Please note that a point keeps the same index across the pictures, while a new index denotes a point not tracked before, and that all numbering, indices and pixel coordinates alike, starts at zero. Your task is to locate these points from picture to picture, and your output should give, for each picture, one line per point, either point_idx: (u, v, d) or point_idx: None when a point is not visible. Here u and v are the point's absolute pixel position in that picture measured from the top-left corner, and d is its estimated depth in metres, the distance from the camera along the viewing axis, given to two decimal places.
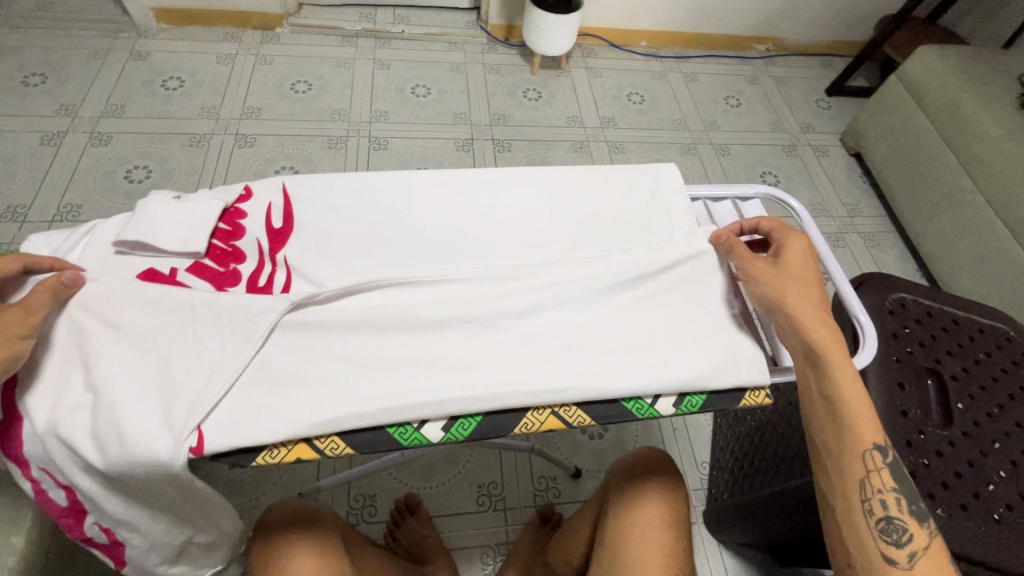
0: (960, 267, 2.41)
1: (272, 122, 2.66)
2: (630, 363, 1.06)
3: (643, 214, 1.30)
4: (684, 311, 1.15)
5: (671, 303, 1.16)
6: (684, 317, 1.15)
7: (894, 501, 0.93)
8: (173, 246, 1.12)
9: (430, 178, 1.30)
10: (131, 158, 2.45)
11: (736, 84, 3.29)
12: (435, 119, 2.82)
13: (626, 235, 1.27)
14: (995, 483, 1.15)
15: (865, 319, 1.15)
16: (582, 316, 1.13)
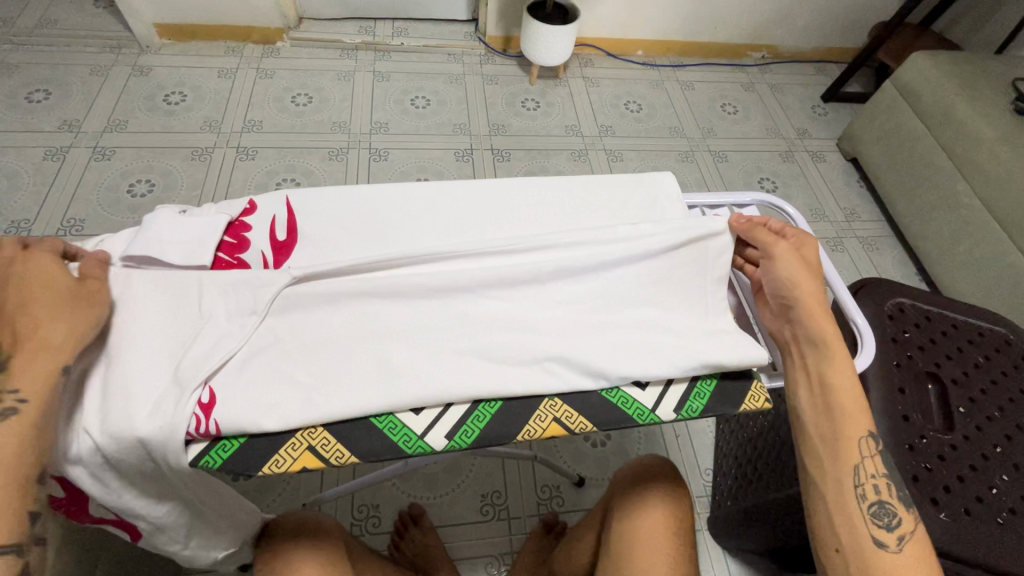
0: (970, 272, 1.35)
1: (263, 136, 1.61)
2: (367, 401, 0.51)
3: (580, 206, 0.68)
4: (562, 317, 0.58)
5: (552, 312, 0.58)
6: (573, 321, 0.58)
7: (671, 541, 0.72)
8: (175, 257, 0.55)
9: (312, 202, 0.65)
10: (29, 82, 1.62)
11: (804, 75, 2.07)
12: (434, 131, 1.70)
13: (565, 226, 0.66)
14: (1011, 509, 0.66)
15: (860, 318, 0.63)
16: (311, 348, 0.54)
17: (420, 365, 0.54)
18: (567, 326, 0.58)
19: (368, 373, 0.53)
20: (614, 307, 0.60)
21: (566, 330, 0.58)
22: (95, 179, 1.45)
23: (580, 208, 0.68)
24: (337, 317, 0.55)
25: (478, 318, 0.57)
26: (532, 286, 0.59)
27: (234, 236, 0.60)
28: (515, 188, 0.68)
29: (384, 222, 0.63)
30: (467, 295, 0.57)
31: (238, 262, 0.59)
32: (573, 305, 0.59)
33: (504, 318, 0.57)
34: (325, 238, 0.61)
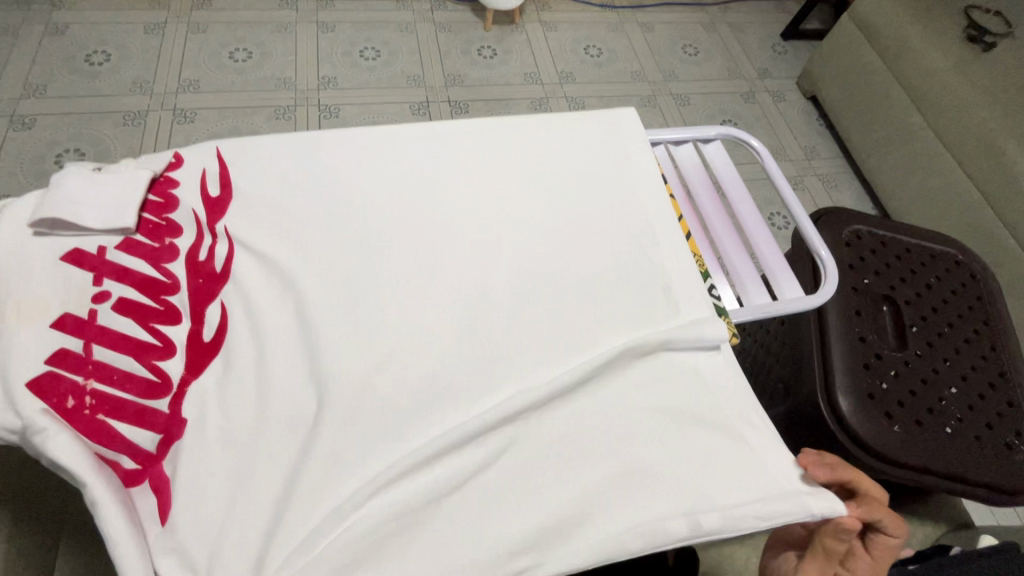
0: (922, 203, 1.37)
1: (201, 97, 1.50)
2: None
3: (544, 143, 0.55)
4: (537, 271, 0.48)
5: (523, 272, 0.47)
6: (554, 278, 0.48)
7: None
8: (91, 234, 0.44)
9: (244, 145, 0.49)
10: None
11: (763, 14, 2.04)
12: (387, 84, 1.61)
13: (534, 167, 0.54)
14: (958, 418, 0.69)
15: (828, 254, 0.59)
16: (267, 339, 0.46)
17: (362, 363, 0.41)
18: (549, 287, 0.47)
19: (287, 376, 0.41)
20: (609, 254, 0.50)
21: (546, 293, 0.47)
22: (17, 150, 1.33)
23: (573, 146, 0.56)
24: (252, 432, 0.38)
25: (434, 285, 0.46)
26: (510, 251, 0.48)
27: (159, 192, 0.47)
28: (488, 122, 0.56)
29: (328, 165, 0.50)
30: (421, 256, 0.47)
31: (168, 225, 0.46)
32: (558, 256, 0.49)
33: (472, 284, 0.46)
34: (258, 190, 0.48)
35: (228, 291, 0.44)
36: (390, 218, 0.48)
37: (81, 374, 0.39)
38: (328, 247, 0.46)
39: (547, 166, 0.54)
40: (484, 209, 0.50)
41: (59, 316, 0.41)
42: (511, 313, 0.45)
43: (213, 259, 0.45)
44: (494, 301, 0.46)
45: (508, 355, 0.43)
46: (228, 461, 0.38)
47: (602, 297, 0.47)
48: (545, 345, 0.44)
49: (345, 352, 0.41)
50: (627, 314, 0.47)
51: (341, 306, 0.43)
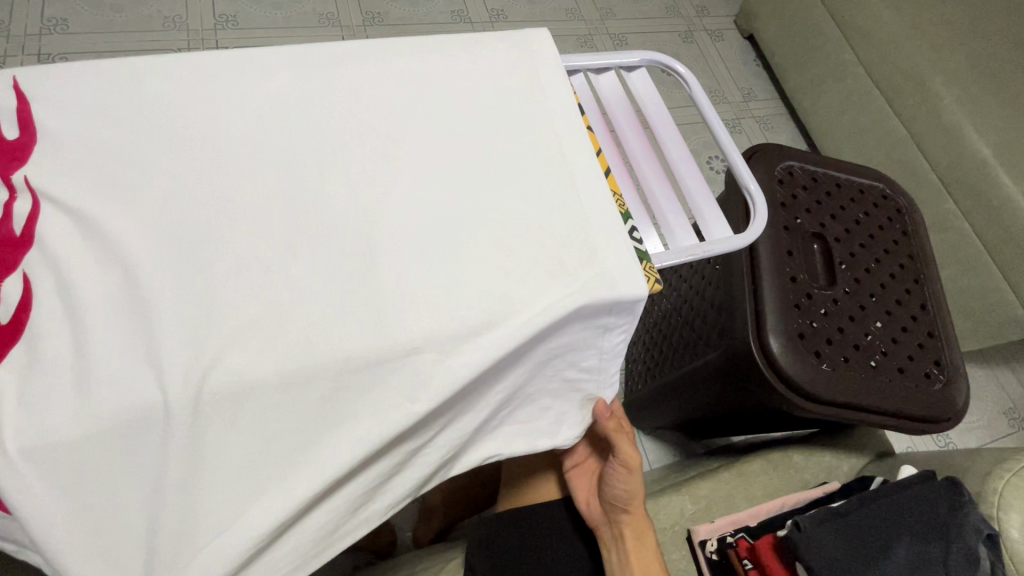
0: (850, 141, 1.37)
1: (69, 37, 1.27)
2: None
3: (441, 80, 0.47)
4: (432, 221, 0.41)
5: (415, 226, 0.40)
6: (451, 228, 0.41)
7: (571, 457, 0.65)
8: None
9: (48, 87, 0.39)
10: None
11: None
12: (298, 23, 1.43)
13: (427, 106, 0.45)
14: (883, 352, 0.70)
15: (756, 190, 0.54)
16: None
17: (202, 345, 0.34)
18: (446, 238, 0.40)
19: (115, 360, 0.33)
20: (518, 197, 0.43)
21: (444, 247, 0.40)
22: None
23: (474, 76, 0.48)
24: (70, 434, 0.31)
25: (306, 244, 0.38)
26: (396, 204, 0.41)
27: None
28: (371, 48, 0.47)
29: (163, 100, 0.40)
30: (290, 207, 0.39)
31: None
32: (457, 201, 0.42)
33: (355, 240, 0.39)
34: (69, 131, 0.38)
35: (33, 259, 0.35)
36: (248, 164, 0.39)
37: None
38: (169, 200, 0.37)
39: (443, 99, 0.46)
40: (367, 152, 0.42)
41: None
42: (401, 273, 0.38)
43: (10, 219, 0.35)
44: (382, 258, 0.39)
45: (398, 320, 0.37)
46: (41, 477, 0.30)
47: (508, 247, 0.41)
48: (441, 305, 0.38)
49: (195, 329, 0.34)
50: (536, 266, 0.41)
51: (189, 274, 0.35)
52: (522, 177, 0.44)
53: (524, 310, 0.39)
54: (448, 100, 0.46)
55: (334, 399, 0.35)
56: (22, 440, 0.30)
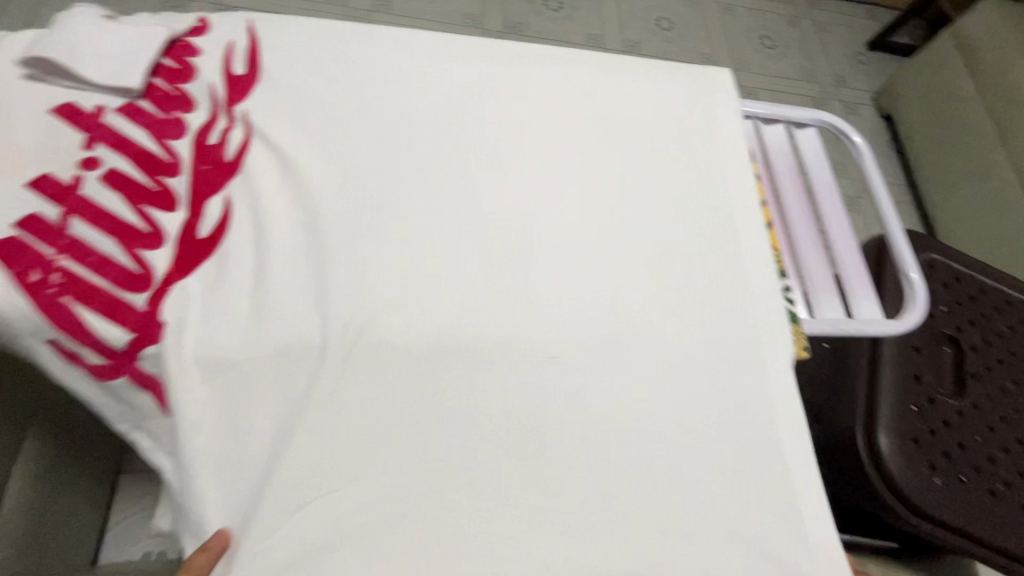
0: None
1: None
2: None
3: (620, 100, 0.47)
4: (589, 234, 0.41)
5: (575, 236, 0.40)
6: (606, 246, 0.40)
7: None
8: (101, 82, 0.38)
9: (273, 37, 0.42)
10: None
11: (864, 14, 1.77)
12: (444, 20, 1.46)
13: (602, 120, 0.45)
14: (1005, 482, 0.63)
15: (917, 277, 0.50)
16: None
17: (364, 303, 0.35)
18: (600, 254, 0.40)
19: (288, 294, 0.34)
20: (677, 231, 0.42)
21: (596, 262, 0.40)
22: None
23: (652, 102, 0.47)
24: (238, 354, 0.33)
25: (471, 228, 0.39)
26: (559, 211, 0.41)
27: (176, 58, 0.40)
28: (559, 55, 0.47)
29: (369, 66, 0.42)
30: (462, 189, 0.40)
31: (180, 96, 0.39)
32: (615, 219, 0.42)
33: (516, 236, 0.39)
34: (286, 78, 0.41)
35: (236, 184, 0.37)
36: (431, 142, 0.41)
37: (48, 246, 0.33)
38: (359, 158, 0.39)
39: (619, 117, 0.46)
40: (540, 153, 0.43)
41: (41, 176, 0.35)
42: (552, 278, 0.38)
43: (224, 145, 0.38)
44: (537, 260, 0.39)
45: (544, 324, 0.37)
46: (206, 389, 0.33)
47: (660, 277, 0.40)
48: (586, 319, 0.37)
49: (358, 284, 0.35)
50: (686, 303, 0.40)
51: (362, 230, 0.37)
52: (683, 212, 0.43)
53: (666, 345, 0.38)
54: (622, 120, 0.46)
55: (471, 386, 0.34)
56: (200, 348, 0.33)
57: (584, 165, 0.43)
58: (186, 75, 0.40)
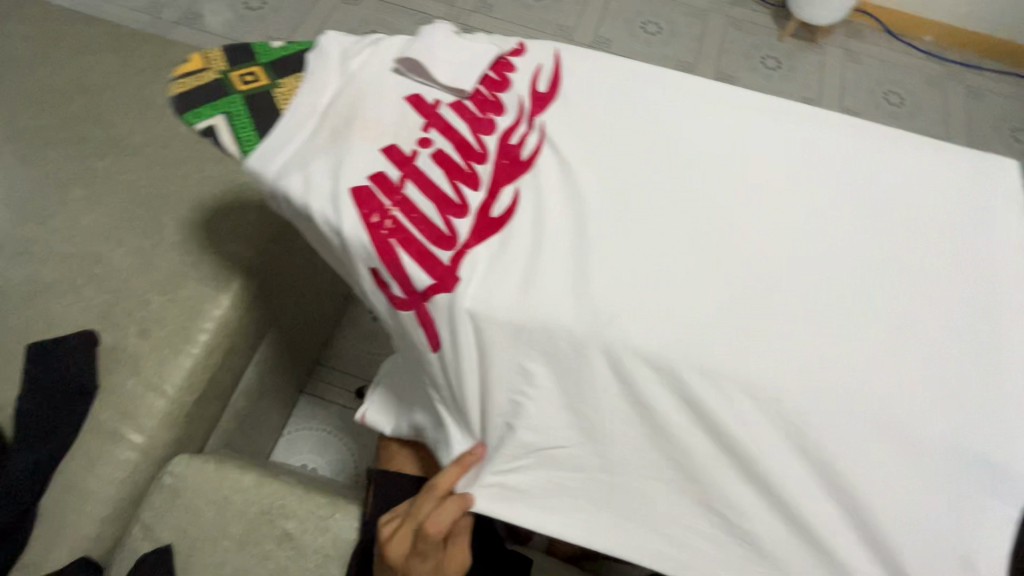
0: None
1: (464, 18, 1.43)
2: None
3: (883, 170, 0.46)
4: (832, 290, 0.41)
5: (819, 292, 0.41)
6: (849, 306, 0.41)
7: None
8: (444, 83, 0.47)
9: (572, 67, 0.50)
10: None
11: None
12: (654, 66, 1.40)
13: (862, 187, 0.46)
14: None
15: None
16: None
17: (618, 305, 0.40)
18: (841, 312, 0.40)
19: (556, 277, 0.40)
20: (929, 310, 0.41)
21: (836, 319, 0.40)
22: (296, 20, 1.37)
23: (918, 178, 0.46)
24: (511, 319, 0.39)
25: (718, 258, 0.42)
26: (806, 265, 0.42)
27: (499, 74, 0.49)
28: (823, 118, 0.49)
29: (648, 103, 0.48)
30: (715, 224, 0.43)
31: (495, 101, 0.48)
32: (863, 283, 0.42)
33: (760, 278, 0.42)
34: (580, 103, 0.48)
35: (525, 179, 0.45)
36: (694, 178, 0.45)
37: (388, 199, 0.43)
38: (629, 177, 0.45)
39: (880, 186, 0.46)
40: (795, 204, 0.44)
41: (389, 145, 0.45)
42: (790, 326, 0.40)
43: (522, 147, 0.46)
44: (777, 302, 0.41)
45: (775, 366, 0.38)
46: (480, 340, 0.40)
47: (902, 355, 0.39)
48: (819, 373, 0.38)
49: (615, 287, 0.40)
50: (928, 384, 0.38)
51: (625, 240, 0.42)
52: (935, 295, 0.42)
53: (898, 421, 0.37)
54: (882, 191, 0.46)
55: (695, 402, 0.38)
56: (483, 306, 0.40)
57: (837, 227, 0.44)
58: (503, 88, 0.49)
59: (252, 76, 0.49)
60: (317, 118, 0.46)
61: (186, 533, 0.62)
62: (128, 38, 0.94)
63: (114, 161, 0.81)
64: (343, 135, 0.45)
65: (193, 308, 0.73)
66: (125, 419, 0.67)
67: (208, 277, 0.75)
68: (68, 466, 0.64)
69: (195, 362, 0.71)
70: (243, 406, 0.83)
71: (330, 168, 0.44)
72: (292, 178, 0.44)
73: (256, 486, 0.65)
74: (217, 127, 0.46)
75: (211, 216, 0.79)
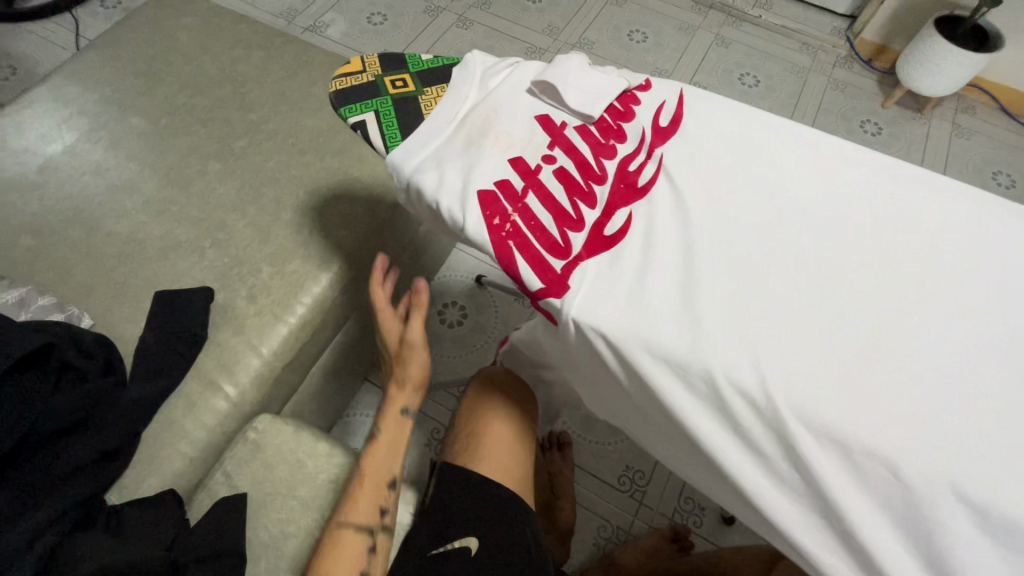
0: None
1: (566, 50, 1.49)
2: None
3: (1007, 243, 0.45)
4: (941, 359, 0.41)
5: (922, 352, 0.41)
6: (959, 377, 0.40)
7: None
8: (573, 107, 0.51)
9: (695, 108, 0.52)
10: None
11: None
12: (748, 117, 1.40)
13: (983, 258, 0.45)
14: None
15: None
16: None
17: (717, 333, 0.41)
18: (948, 381, 0.40)
19: (659, 299, 0.43)
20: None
21: (940, 385, 0.40)
22: (411, 38, 1.48)
23: None
24: (611, 329, 0.42)
25: (820, 305, 0.43)
26: (912, 325, 0.42)
27: (624, 105, 0.52)
28: (949, 183, 0.49)
29: (768, 149, 0.50)
30: (821, 271, 0.44)
31: (617, 130, 0.51)
32: (975, 357, 0.41)
33: (861, 329, 0.42)
34: (700, 140, 0.50)
35: (639, 205, 0.47)
36: (806, 225, 0.46)
37: (511, 205, 0.46)
38: (742, 217, 0.46)
39: (1004, 260, 0.45)
40: (907, 265, 0.45)
41: (517, 156, 0.49)
42: (888, 379, 0.40)
43: (639, 174, 0.49)
44: (879, 359, 0.41)
45: (871, 419, 0.39)
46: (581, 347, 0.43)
47: (1010, 427, 0.38)
48: (916, 431, 0.38)
49: (716, 314, 0.42)
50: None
51: (730, 275, 0.44)
52: None
53: (999, 497, 0.36)
54: (1007, 265, 0.45)
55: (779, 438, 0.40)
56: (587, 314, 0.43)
57: (950, 292, 0.44)
58: (627, 118, 0.52)
59: (401, 82, 0.54)
60: (455, 125, 0.51)
61: (260, 486, 0.67)
62: (274, 38, 1.06)
63: (249, 143, 0.91)
64: (478, 142, 0.49)
65: (296, 282, 0.80)
66: (223, 372, 0.73)
67: (312, 257, 0.82)
68: (170, 405, 0.71)
69: (289, 331, 0.77)
70: (318, 381, 0.88)
71: (461, 169, 0.48)
72: (428, 175, 0.48)
73: (327, 455, 0.70)
74: (366, 122, 0.52)
75: (323, 203, 0.86)
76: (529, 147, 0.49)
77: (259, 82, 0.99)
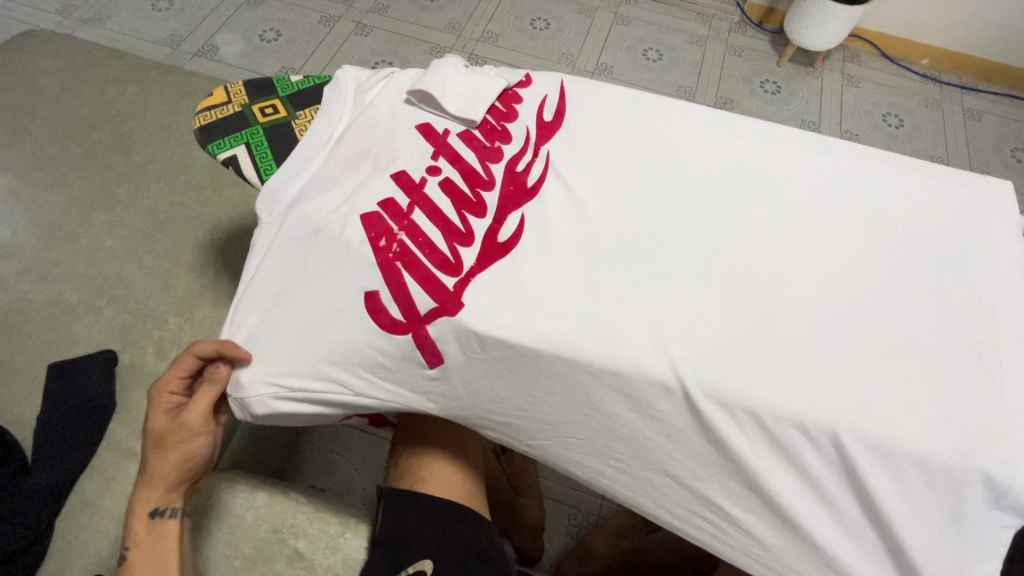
0: None
1: (470, 47, 1.47)
2: None
3: (879, 192, 0.48)
4: (832, 310, 0.43)
5: (813, 304, 0.43)
6: (850, 324, 0.42)
7: None
8: (451, 113, 0.50)
9: (578, 96, 0.52)
10: None
11: None
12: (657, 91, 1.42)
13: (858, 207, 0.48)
14: None
15: None
16: None
17: (620, 322, 0.42)
18: (839, 328, 0.42)
19: (559, 298, 0.42)
20: (925, 329, 0.42)
21: (832, 334, 0.42)
22: (308, 53, 1.42)
23: (913, 197, 0.48)
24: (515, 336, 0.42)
25: (715, 274, 0.44)
26: (802, 279, 0.44)
27: (506, 104, 0.52)
28: (823, 141, 0.51)
29: (651, 130, 0.50)
30: (713, 243, 0.45)
31: (502, 131, 0.50)
32: (861, 303, 0.43)
33: (755, 291, 0.44)
34: (585, 131, 0.50)
35: (530, 207, 0.47)
36: (695, 199, 0.47)
37: (396, 223, 0.45)
38: (637, 205, 0.47)
39: (877, 207, 0.48)
40: (792, 223, 0.47)
41: (399, 171, 0.47)
42: (783, 336, 0.42)
43: (528, 174, 0.48)
44: (775, 318, 0.43)
45: (772, 379, 0.40)
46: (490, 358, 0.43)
47: (895, 363, 0.41)
48: (812, 382, 0.40)
49: (616, 302, 0.42)
50: (932, 404, 0.39)
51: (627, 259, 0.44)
52: (931, 308, 0.43)
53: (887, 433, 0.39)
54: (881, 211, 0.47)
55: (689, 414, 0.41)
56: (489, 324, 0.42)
57: (834, 244, 0.46)
58: (510, 118, 0.51)
59: (271, 109, 0.52)
60: (329, 148, 0.49)
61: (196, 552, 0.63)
62: (152, 72, 0.98)
63: (137, 186, 0.85)
64: (355, 166, 0.48)
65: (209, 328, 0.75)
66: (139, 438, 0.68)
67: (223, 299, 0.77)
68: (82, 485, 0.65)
69: None
70: None
71: (341, 193, 0.46)
72: (305, 205, 0.47)
73: (268, 503, 0.65)
74: (237, 158, 0.50)
75: (228, 240, 0.82)
76: (411, 160, 0.48)
77: (142, 120, 0.92)
